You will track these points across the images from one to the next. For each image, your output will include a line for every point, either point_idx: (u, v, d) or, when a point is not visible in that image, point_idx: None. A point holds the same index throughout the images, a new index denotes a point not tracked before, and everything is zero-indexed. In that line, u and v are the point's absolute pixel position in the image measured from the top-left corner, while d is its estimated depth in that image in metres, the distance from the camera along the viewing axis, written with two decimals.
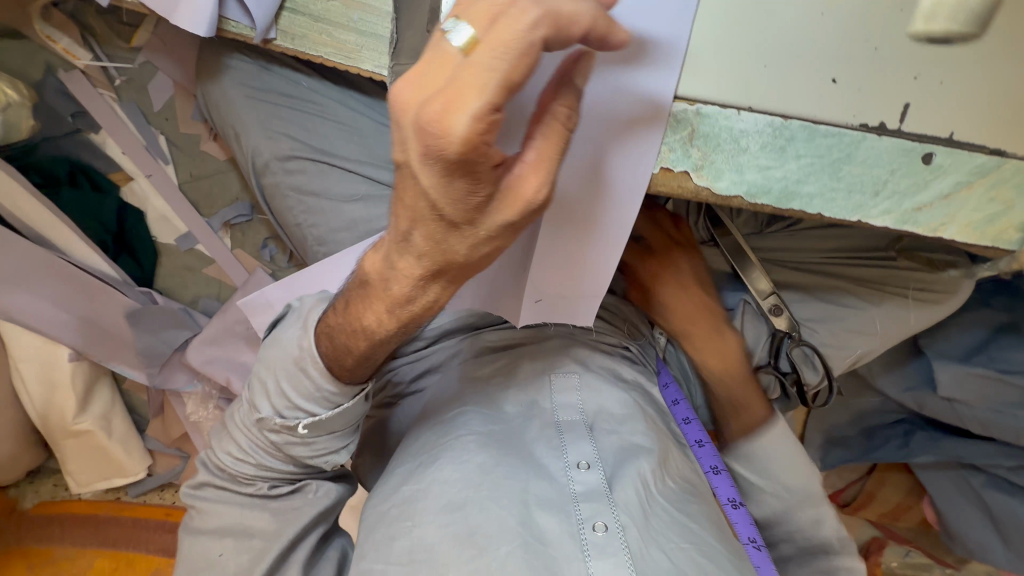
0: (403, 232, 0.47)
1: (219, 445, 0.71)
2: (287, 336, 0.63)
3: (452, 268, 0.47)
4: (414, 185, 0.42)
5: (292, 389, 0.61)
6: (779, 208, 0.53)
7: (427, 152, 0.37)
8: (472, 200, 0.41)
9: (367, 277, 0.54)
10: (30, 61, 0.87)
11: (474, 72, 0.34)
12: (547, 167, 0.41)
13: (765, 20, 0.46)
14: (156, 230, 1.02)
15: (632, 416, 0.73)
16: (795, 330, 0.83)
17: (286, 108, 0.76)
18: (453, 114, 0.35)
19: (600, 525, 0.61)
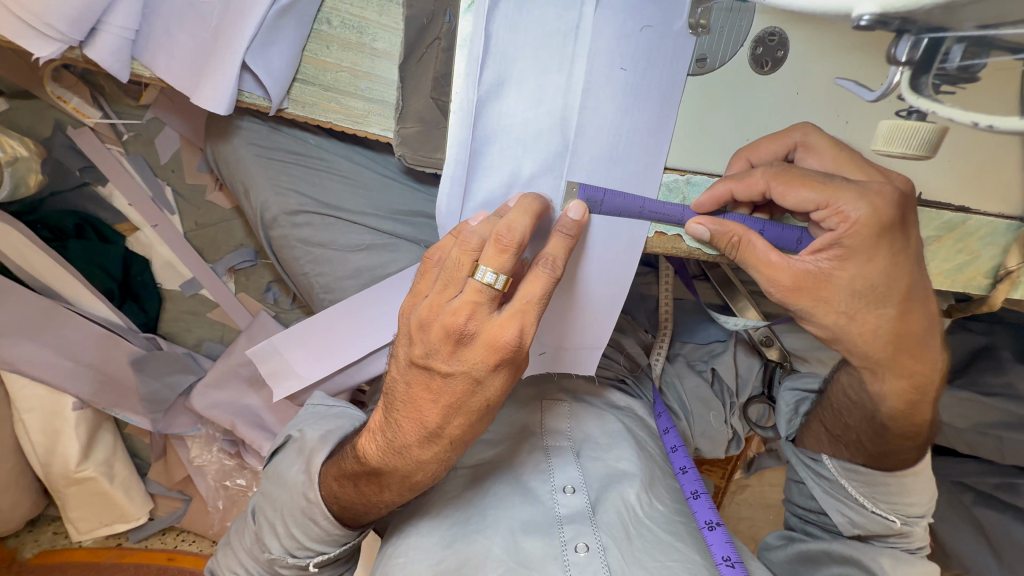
0: (426, 424, 0.50)
1: (224, 557, 0.71)
2: (292, 477, 0.63)
3: (466, 419, 0.50)
4: (427, 380, 0.48)
5: (303, 534, 0.61)
6: None
7: (426, 339, 0.47)
8: (448, 350, 0.46)
9: (372, 464, 0.54)
10: (40, 119, 0.90)
11: (470, 281, 0.45)
12: (523, 316, 0.45)
13: (751, 97, 0.49)
14: (161, 276, 1.04)
15: (618, 443, 0.75)
16: (786, 360, 0.96)
17: (296, 165, 0.79)
18: (436, 304, 0.46)
19: (583, 546, 0.64)
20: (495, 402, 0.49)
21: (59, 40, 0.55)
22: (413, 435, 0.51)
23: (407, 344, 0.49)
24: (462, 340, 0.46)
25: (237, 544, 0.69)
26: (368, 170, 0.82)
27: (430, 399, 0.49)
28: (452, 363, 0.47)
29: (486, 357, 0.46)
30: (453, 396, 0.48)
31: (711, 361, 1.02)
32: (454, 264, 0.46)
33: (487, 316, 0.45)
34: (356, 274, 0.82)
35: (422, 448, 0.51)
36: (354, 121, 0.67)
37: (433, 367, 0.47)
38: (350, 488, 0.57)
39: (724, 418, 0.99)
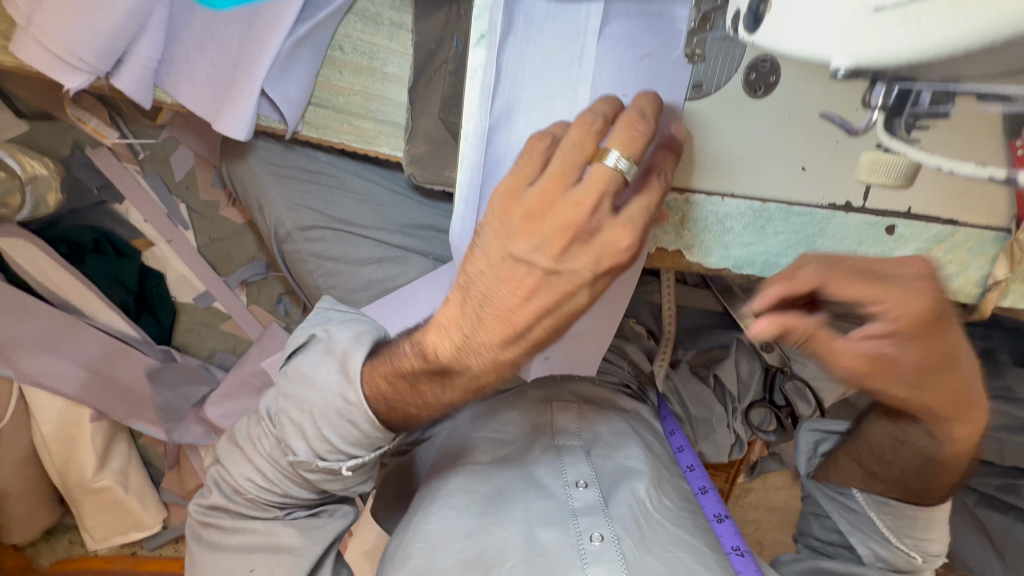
0: (516, 325, 0.47)
1: (231, 466, 0.67)
2: (322, 379, 0.57)
3: (546, 331, 0.49)
4: (523, 269, 0.45)
5: (339, 438, 0.56)
6: (763, 276, 0.59)
7: (537, 224, 0.44)
8: (566, 235, 0.44)
9: (437, 363, 0.51)
10: (59, 139, 0.93)
11: (599, 171, 0.43)
12: (644, 219, 0.45)
13: (747, 120, 0.51)
14: (176, 289, 1.07)
15: (626, 443, 0.79)
16: (785, 365, 0.99)
17: (309, 183, 0.82)
18: (558, 187, 0.43)
19: (597, 535, 0.65)
20: (582, 309, 0.48)
21: (87, 71, 0.58)
22: (499, 336, 0.48)
23: (506, 235, 0.45)
24: (581, 236, 0.44)
25: (251, 450, 0.65)
26: (378, 187, 0.84)
27: (524, 296, 0.46)
28: (561, 261, 0.45)
29: (600, 259, 0.45)
30: (552, 295, 0.46)
31: (713, 367, 1.04)
32: (576, 144, 0.44)
33: (609, 215, 0.44)
34: (367, 286, 0.84)
35: (504, 350, 0.49)
36: (365, 142, 0.70)
37: (537, 262, 0.45)
38: (404, 388, 0.53)
39: (727, 423, 1.01)
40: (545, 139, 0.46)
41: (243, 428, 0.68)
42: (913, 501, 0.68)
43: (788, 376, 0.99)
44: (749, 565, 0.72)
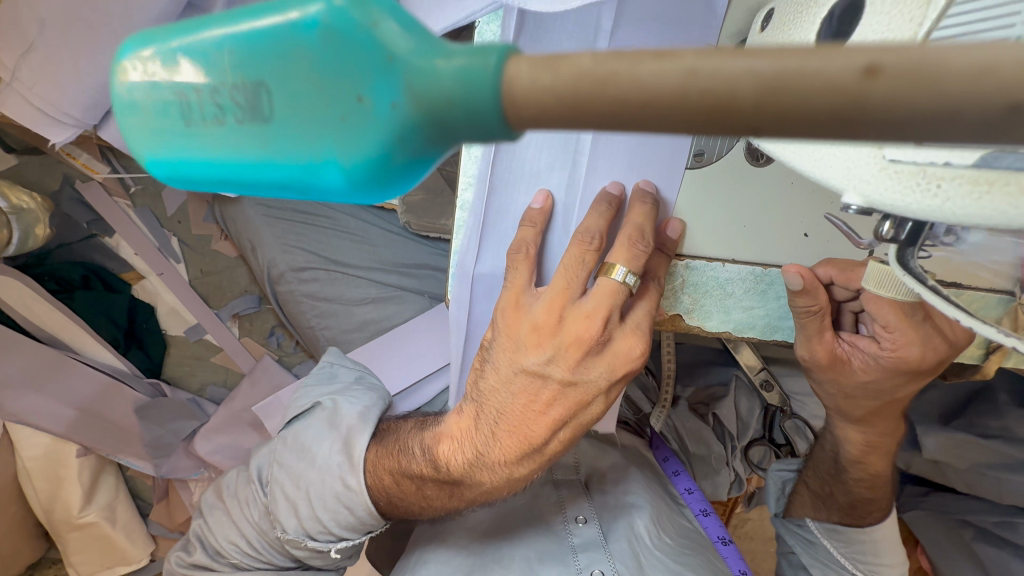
0: (532, 437, 0.50)
1: (214, 524, 0.66)
2: (322, 454, 0.59)
3: (559, 438, 0.52)
4: (536, 383, 0.49)
5: (331, 520, 0.57)
6: (764, 338, 0.58)
7: (548, 341, 0.48)
8: (579, 350, 0.47)
9: (450, 470, 0.53)
10: (49, 173, 0.92)
11: (604, 287, 0.46)
12: (643, 329, 0.49)
13: (749, 189, 0.50)
14: (166, 322, 1.05)
15: (627, 478, 0.76)
16: (786, 404, 0.93)
17: (303, 224, 0.81)
18: (565, 305, 0.47)
19: (597, 571, 0.64)
20: (593, 417, 0.52)
21: (75, 125, 0.57)
22: (511, 450, 0.51)
23: (517, 352, 0.49)
24: (592, 346, 0.47)
25: (236, 512, 0.64)
26: (372, 227, 0.83)
27: (538, 406, 0.49)
28: (577, 371, 0.48)
29: (612, 365, 0.49)
30: (567, 405, 0.50)
31: (712, 404, 1.03)
32: (579, 264, 0.47)
33: (616, 325, 0.48)
34: (361, 327, 0.82)
35: (518, 463, 0.52)
36: None
37: (552, 375, 0.48)
38: (411, 487, 0.56)
39: (726, 461, 1.00)
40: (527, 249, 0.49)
41: (228, 487, 0.67)
42: (859, 526, 0.70)
43: (788, 415, 0.93)
44: None
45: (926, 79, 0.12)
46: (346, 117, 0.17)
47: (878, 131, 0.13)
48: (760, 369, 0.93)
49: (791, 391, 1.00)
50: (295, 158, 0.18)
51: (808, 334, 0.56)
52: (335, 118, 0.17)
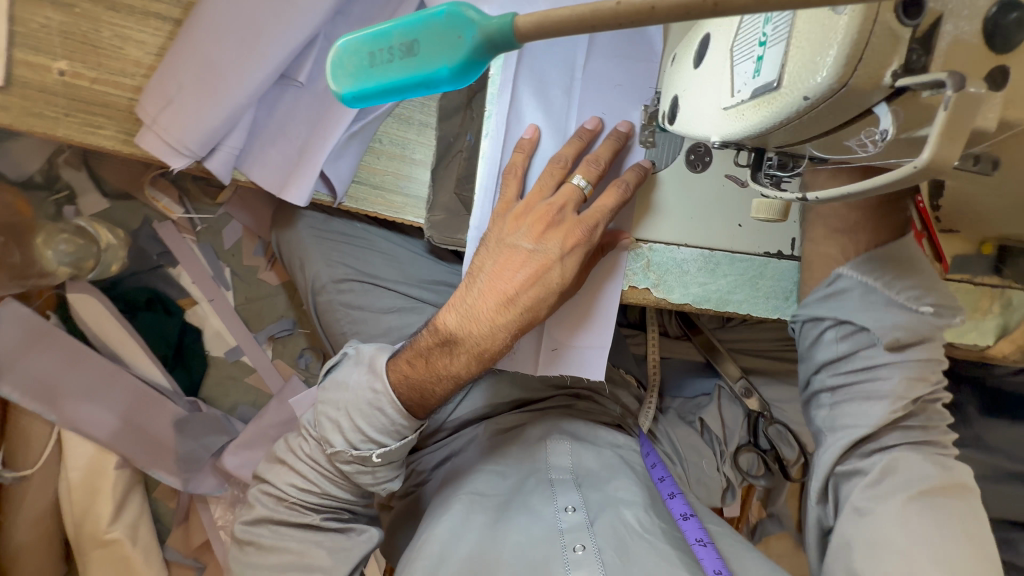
0: (509, 294, 0.63)
1: (274, 477, 0.77)
2: (354, 381, 0.72)
3: (534, 304, 0.64)
4: (513, 255, 0.63)
5: (368, 425, 0.69)
6: (718, 310, 0.72)
7: (521, 224, 0.63)
8: (543, 225, 0.63)
9: (447, 336, 0.66)
10: (132, 214, 1.11)
11: (561, 189, 0.63)
12: (597, 215, 0.63)
13: (693, 190, 0.68)
14: (209, 345, 1.18)
15: (614, 475, 0.88)
16: (766, 410, 1.06)
17: (344, 243, 0.99)
18: (532, 197, 0.64)
19: (580, 546, 0.75)
20: (564, 284, 0.64)
21: (188, 156, 0.76)
22: (490, 305, 0.64)
23: (501, 231, 0.65)
24: (555, 223, 0.63)
25: (292, 458, 0.76)
26: (401, 248, 1.01)
27: (515, 271, 0.63)
28: (540, 241, 0.63)
29: (567, 238, 0.63)
30: (534, 269, 0.63)
31: (698, 413, 1.13)
32: (548, 175, 0.64)
33: (572, 211, 0.63)
34: (387, 332, 0.96)
35: (497, 317, 0.64)
36: (393, 211, 0.87)
37: (522, 245, 0.63)
38: (421, 366, 0.68)
39: (716, 466, 1.09)
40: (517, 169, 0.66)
41: (283, 443, 0.79)
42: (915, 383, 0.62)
43: (769, 421, 1.05)
44: (711, 552, 0.82)
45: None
46: (447, 38, 0.28)
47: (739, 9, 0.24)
48: (740, 377, 1.07)
49: (769, 398, 1.11)
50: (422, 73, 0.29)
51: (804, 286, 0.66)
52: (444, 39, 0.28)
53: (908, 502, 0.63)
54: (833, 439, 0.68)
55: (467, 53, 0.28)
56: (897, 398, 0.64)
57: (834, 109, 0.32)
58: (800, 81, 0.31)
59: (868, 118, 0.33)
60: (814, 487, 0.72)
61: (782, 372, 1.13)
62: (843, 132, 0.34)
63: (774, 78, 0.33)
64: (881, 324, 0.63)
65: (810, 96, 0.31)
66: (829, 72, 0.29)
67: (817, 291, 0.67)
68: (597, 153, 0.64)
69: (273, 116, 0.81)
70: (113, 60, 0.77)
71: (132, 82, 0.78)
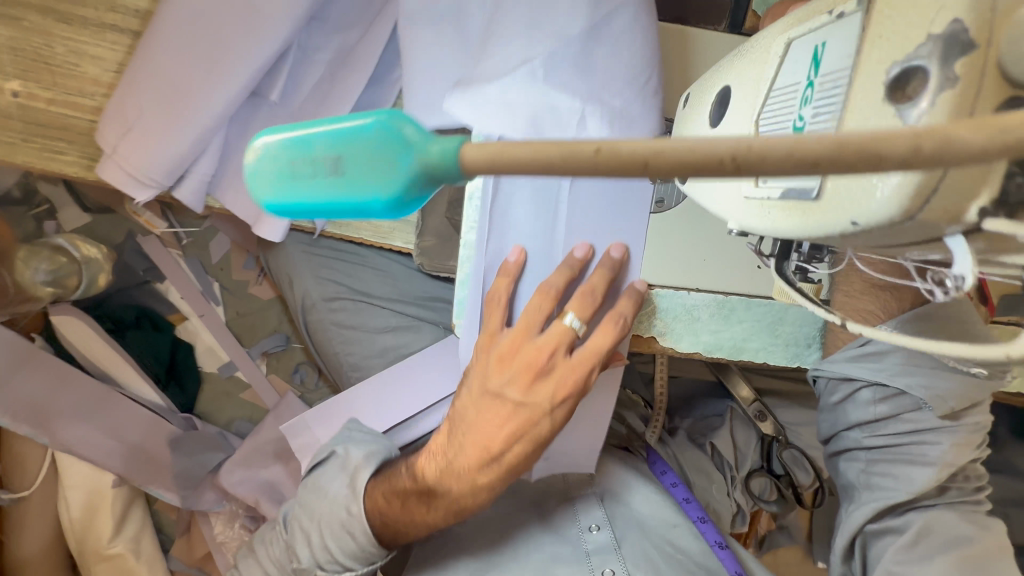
0: (492, 451, 0.62)
1: (246, 568, 0.80)
2: (333, 489, 0.71)
3: (517, 458, 0.63)
4: (497, 405, 0.61)
5: (339, 547, 0.69)
6: (732, 359, 0.65)
7: (507, 369, 0.60)
8: (529, 376, 0.60)
9: (427, 481, 0.65)
10: (115, 228, 1.07)
11: (551, 334, 0.59)
12: (586, 366, 0.60)
13: (706, 230, 0.61)
14: (202, 360, 1.16)
15: (643, 484, 0.80)
16: (780, 434, 1.00)
17: (334, 260, 0.92)
18: (519, 340, 0.59)
19: (608, 571, 0.71)
20: (547, 438, 0.63)
21: (153, 186, 0.70)
22: (473, 461, 0.62)
23: (484, 376, 0.61)
24: (544, 373, 0.60)
25: (264, 550, 0.78)
26: (395, 264, 0.93)
27: (500, 421, 0.61)
28: (527, 394, 0.60)
29: (555, 388, 0.60)
30: (519, 422, 0.61)
31: (709, 435, 1.08)
32: (538, 310, 0.59)
33: (562, 358, 0.60)
34: (382, 353, 0.92)
35: (479, 470, 0.63)
36: (380, 236, 0.82)
37: (508, 395, 0.61)
38: (400, 504, 0.66)
39: (726, 491, 1.04)
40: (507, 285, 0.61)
41: (259, 531, 0.81)
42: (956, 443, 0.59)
43: (784, 446, 1.00)
44: None
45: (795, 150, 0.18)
46: (376, 173, 0.23)
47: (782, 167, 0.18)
48: (753, 400, 1.01)
49: (785, 421, 1.05)
50: (356, 200, 0.23)
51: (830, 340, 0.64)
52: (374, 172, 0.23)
53: (956, 568, 0.57)
54: (866, 498, 0.62)
55: (408, 178, 0.22)
56: (943, 465, 0.58)
57: (894, 236, 0.25)
58: (849, 201, 0.25)
59: (942, 244, 0.26)
60: (837, 543, 0.66)
61: (798, 393, 1.07)
62: (903, 249, 0.28)
63: (814, 186, 0.27)
64: (932, 392, 0.58)
65: (860, 223, 0.25)
66: (889, 199, 0.23)
67: (848, 350, 0.62)
68: (592, 287, 0.59)
69: (245, 137, 0.74)
70: (69, 79, 0.70)
71: (91, 102, 0.71)
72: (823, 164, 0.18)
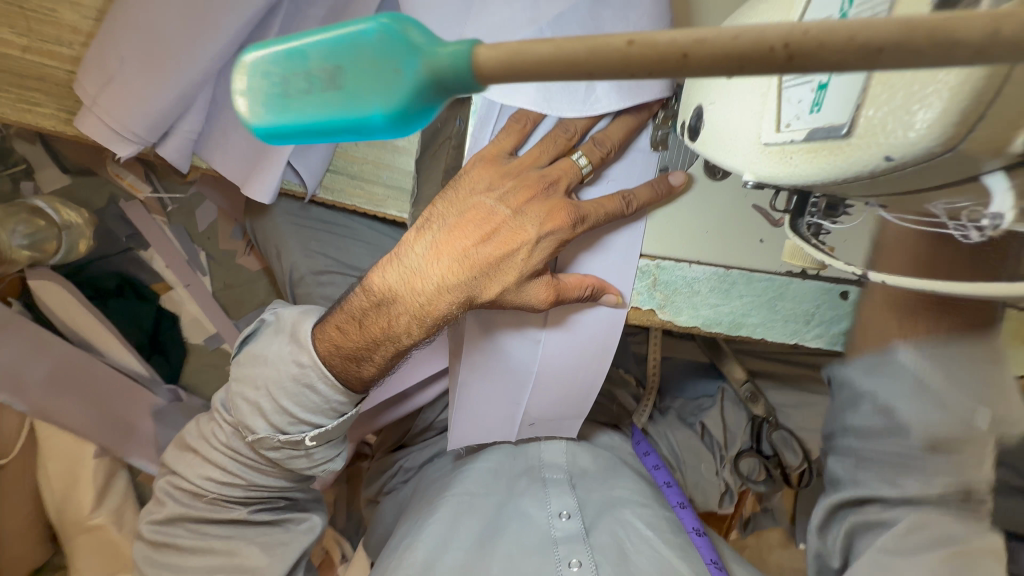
0: (467, 252, 0.56)
1: (184, 470, 0.67)
2: (273, 353, 0.63)
3: (500, 270, 0.56)
4: (485, 213, 0.56)
5: (297, 406, 0.61)
6: (730, 334, 0.64)
7: (503, 182, 0.56)
8: (530, 191, 0.55)
9: (385, 295, 0.58)
10: (97, 192, 1.02)
11: (562, 164, 0.55)
12: (593, 207, 0.56)
13: (711, 199, 0.60)
14: (188, 331, 1.13)
15: (613, 476, 0.81)
16: (771, 416, 1.00)
17: (325, 231, 0.90)
18: (528, 161, 0.55)
19: (575, 562, 0.67)
20: (537, 265, 0.57)
21: (136, 142, 0.67)
22: (447, 267, 0.56)
23: (478, 182, 0.56)
24: (545, 197, 0.55)
25: (207, 449, 0.67)
26: (388, 238, 0.92)
27: (484, 230, 0.56)
28: (522, 207, 0.55)
29: (549, 215, 0.55)
30: (505, 237, 0.56)
31: (699, 414, 1.09)
32: (553, 142, 0.56)
33: (565, 189, 0.56)
34: None
35: (453, 277, 0.56)
36: (374, 204, 0.79)
37: (502, 206, 0.55)
38: (355, 328, 0.60)
39: (714, 470, 1.05)
40: (522, 120, 0.57)
41: (193, 433, 0.69)
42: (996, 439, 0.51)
43: (773, 427, 1.00)
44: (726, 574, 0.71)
45: (831, 39, 0.18)
46: (380, 77, 0.22)
47: (821, 66, 0.19)
48: (745, 381, 1.02)
49: (776, 405, 1.06)
50: (355, 112, 0.22)
51: (828, 320, 0.64)
52: (378, 78, 0.22)
53: None
54: None
55: (410, 91, 0.22)
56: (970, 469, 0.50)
57: (932, 171, 0.27)
58: (884, 137, 0.26)
59: (979, 185, 0.28)
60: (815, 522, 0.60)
61: (788, 372, 1.09)
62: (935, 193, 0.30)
63: (844, 123, 0.28)
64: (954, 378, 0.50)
65: (895, 156, 0.26)
66: (929, 128, 0.24)
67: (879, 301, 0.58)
68: (602, 135, 0.56)
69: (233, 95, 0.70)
70: (45, 25, 0.66)
71: (70, 52, 0.67)
72: (887, 51, 0.18)
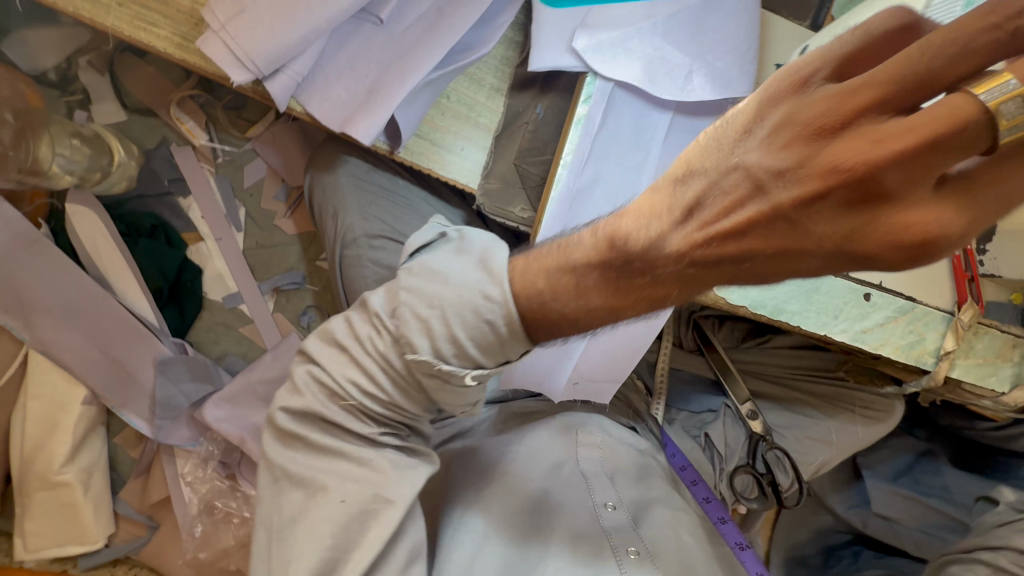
0: (706, 251, 0.40)
1: (331, 366, 0.55)
2: (456, 273, 0.49)
3: (746, 278, 0.41)
4: (760, 198, 0.38)
5: (466, 336, 0.48)
6: (772, 319, 0.72)
7: (810, 152, 0.35)
8: (860, 170, 0.33)
9: (611, 268, 0.44)
10: (150, 133, 1.03)
11: (935, 122, 0.31)
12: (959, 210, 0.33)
13: None
14: (208, 287, 1.10)
15: (645, 476, 0.81)
16: (767, 434, 1.07)
17: (383, 198, 0.93)
18: (870, 120, 0.33)
19: (632, 550, 0.67)
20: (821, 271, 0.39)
21: (252, 71, 0.70)
22: (693, 258, 0.41)
23: (783, 141, 0.36)
24: (866, 204, 0.35)
25: (357, 350, 0.54)
26: (439, 215, 0.97)
27: (729, 217, 0.39)
28: (813, 205, 0.36)
29: (879, 225, 0.34)
30: (781, 239, 0.38)
31: (703, 427, 1.12)
32: (935, 80, 0.32)
33: (924, 181, 0.33)
34: None
35: (686, 277, 0.42)
36: (443, 169, 0.82)
37: (787, 193, 0.36)
38: (565, 289, 0.46)
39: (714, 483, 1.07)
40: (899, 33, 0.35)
41: (339, 326, 0.57)
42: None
43: (769, 445, 1.06)
44: None
45: None
46: None
47: None
48: (746, 400, 1.09)
49: (773, 423, 1.12)
50: None
51: (851, 316, 0.74)
52: None
53: None
54: None
55: None
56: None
57: None
58: None
59: None
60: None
61: (788, 397, 1.13)
62: None
63: None
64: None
65: None
66: None
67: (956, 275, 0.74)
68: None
69: (344, 49, 0.76)
70: None
71: None
72: None
